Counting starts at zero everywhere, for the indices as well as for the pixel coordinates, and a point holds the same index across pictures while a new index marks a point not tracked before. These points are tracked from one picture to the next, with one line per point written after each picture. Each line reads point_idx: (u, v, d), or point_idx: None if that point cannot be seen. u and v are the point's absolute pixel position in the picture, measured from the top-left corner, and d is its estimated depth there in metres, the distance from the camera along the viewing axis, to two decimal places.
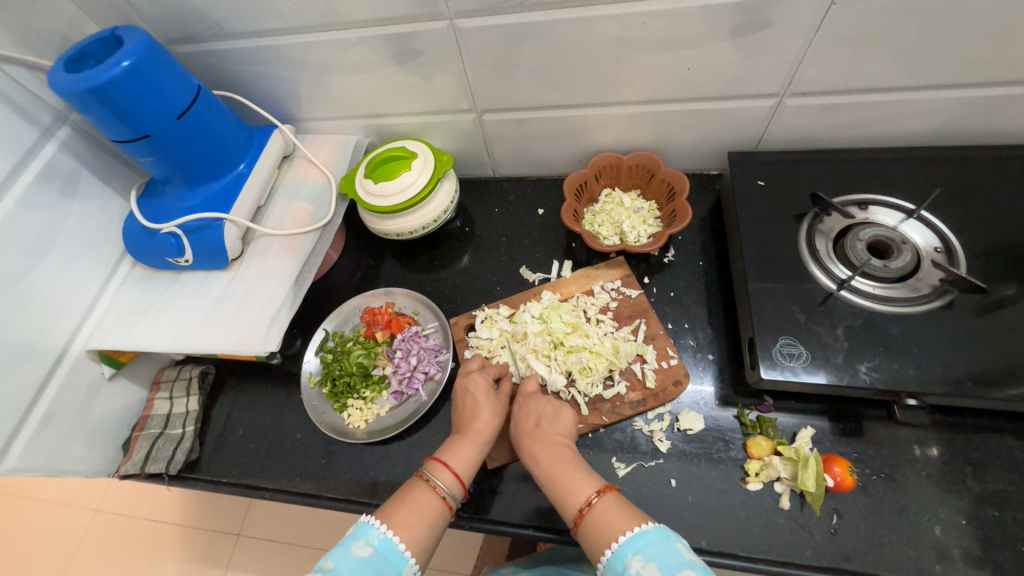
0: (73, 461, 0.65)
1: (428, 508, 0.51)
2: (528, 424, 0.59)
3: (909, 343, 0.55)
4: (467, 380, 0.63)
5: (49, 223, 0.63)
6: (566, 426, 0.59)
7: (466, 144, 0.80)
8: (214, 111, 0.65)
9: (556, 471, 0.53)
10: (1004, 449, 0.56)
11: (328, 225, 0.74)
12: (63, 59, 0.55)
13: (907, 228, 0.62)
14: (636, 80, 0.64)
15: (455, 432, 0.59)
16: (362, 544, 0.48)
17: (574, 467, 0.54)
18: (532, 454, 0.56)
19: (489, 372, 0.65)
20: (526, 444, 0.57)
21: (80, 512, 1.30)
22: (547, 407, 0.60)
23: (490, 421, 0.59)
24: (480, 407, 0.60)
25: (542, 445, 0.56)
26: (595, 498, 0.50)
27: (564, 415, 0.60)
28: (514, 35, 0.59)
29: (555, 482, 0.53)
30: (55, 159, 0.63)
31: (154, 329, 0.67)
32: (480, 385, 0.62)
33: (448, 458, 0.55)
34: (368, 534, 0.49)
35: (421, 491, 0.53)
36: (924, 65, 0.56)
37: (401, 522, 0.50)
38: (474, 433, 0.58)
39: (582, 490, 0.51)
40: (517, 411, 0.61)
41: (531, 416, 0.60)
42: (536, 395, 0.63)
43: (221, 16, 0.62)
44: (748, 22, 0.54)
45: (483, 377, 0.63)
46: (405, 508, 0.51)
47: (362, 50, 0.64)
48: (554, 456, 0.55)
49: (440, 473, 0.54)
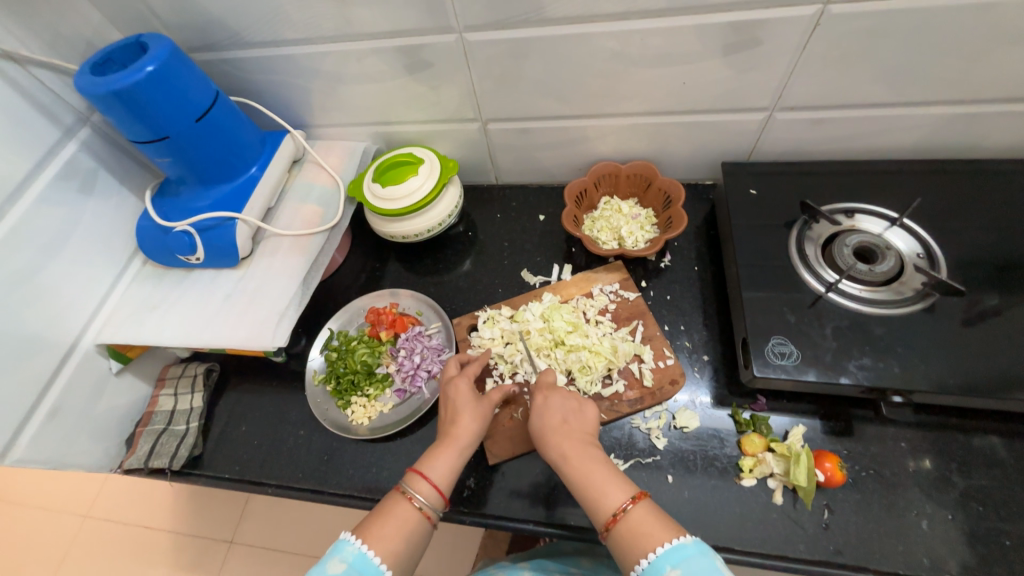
0: (78, 455, 0.66)
1: (404, 521, 0.52)
2: (555, 420, 0.58)
3: (894, 343, 0.57)
4: (450, 387, 0.63)
5: (66, 219, 0.65)
6: (590, 424, 0.58)
7: (470, 152, 0.83)
8: (230, 116, 0.68)
9: (587, 473, 0.52)
10: (987, 447, 0.58)
11: (336, 227, 0.76)
12: (89, 64, 0.58)
13: (891, 235, 0.65)
14: (634, 94, 0.67)
15: (436, 440, 0.59)
16: (336, 560, 0.48)
17: (606, 471, 0.53)
18: (560, 452, 0.55)
19: (470, 374, 0.64)
20: (554, 441, 0.56)
21: (70, 519, 1.28)
22: (570, 402, 0.60)
23: (470, 428, 0.58)
24: (459, 411, 0.60)
25: (571, 442, 0.55)
26: (629, 505, 0.49)
27: (587, 412, 0.60)
28: (520, 50, 0.62)
29: (585, 483, 0.52)
30: (75, 158, 0.65)
31: (162, 325, 0.69)
32: (461, 390, 0.62)
33: (427, 470, 0.55)
34: (343, 551, 0.49)
35: (397, 503, 0.53)
36: (904, 83, 0.60)
37: (377, 536, 0.50)
38: (454, 439, 0.57)
39: (614, 495, 0.50)
40: (540, 406, 0.60)
41: (557, 413, 0.59)
42: (558, 388, 0.62)
43: (241, 26, 0.65)
44: (739, 40, 0.57)
45: (464, 381, 0.63)
46: (380, 522, 0.51)
47: (374, 61, 0.67)
48: (585, 457, 0.54)
49: (418, 486, 0.54)
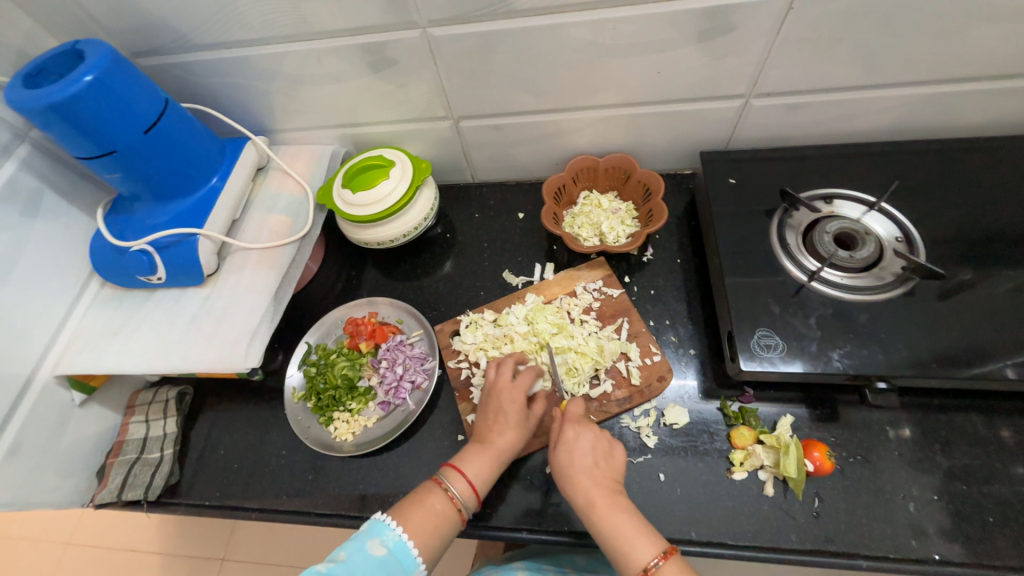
0: (44, 493, 0.62)
1: (441, 516, 0.51)
2: (585, 464, 0.55)
3: (876, 329, 0.58)
4: (500, 392, 0.61)
5: (11, 245, 0.60)
6: (617, 469, 0.56)
7: (444, 151, 0.80)
8: (183, 124, 0.63)
9: (617, 525, 0.51)
10: (968, 425, 0.59)
11: (306, 236, 0.73)
12: (20, 75, 0.53)
13: (870, 219, 0.66)
14: (608, 85, 0.65)
15: (474, 440, 0.58)
16: (377, 542, 0.49)
17: (636, 523, 0.51)
18: (588, 500, 0.53)
19: (521, 384, 0.61)
20: (584, 485, 0.54)
21: (50, 548, 1.24)
22: (603, 443, 0.57)
23: (513, 437, 0.57)
24: (504, 420, 0.58)
25: (603, 493, 0.53)
26: (660, 560, 0.49)
27: (617, 455, 0.57)
28: (487, 43, 0.60)
29: (614, 536, 0.51)
30: (15, 179, 0.61)
31: (127, 350, 0.65)
32: (512, 399, 0.60)
33: (466, 467, 0.55)
34: (384, 534, 0.49)
35: (436, 496, 0.52)
36: (878, 64, 0.59)
37: (415, 527, 0.50)
38: (495, 445, 0.57)
39: (645, 547, 0.50)
40: (569, 443, 0.57)
41: (591, 455, 0.56)
42: (589, 423, 0.59)
43: (188, 28, 0.60)
44: (713, 26, 0.56)
45: (520, 393, 0.60)
46: (420, 513, 0.51)
47: (335, 60, 0.63)
48: (614, 509, 0.52)
49: (456, 481, 0.54)
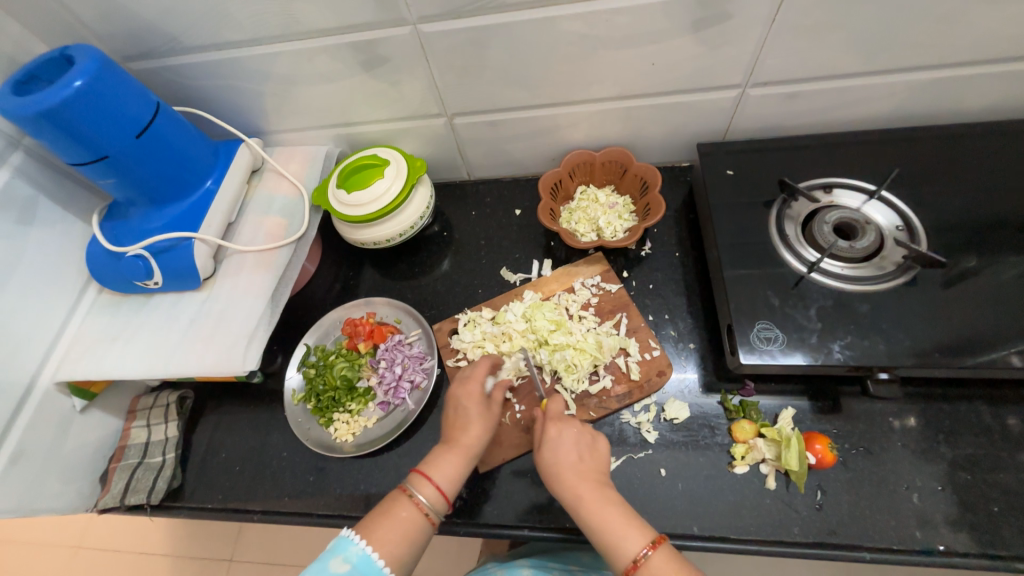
0: (47, 499, 0.63)
1: (410, 524, 0.50)
2: (569, 458, 0.55)
3: (878, 320, 0.57)
4: (461, 390, 0.61)
5: (7, 253, 0.60)
6: (603, 460, 0.56)
7: (438, 149, 0.80)
8: (176, 128, 0.63)
9: (605, 517, 0.51)
10: (972, 415, 0.58)
11: (303, 238, 0.73)
12: (11, 82, 0.53)
13: (870, 208, 0.65)
14: (603, 78, 0.64)
15: (443, 443, 0.58)
16: (340, 560, 0.48)
17: (623, 514, 0.51)
18: (575, 494, 0.53)
19: (484, 381, 0.62)
20: (569, 480, 0.53)
21: (60, 551, 1.25)
22: (581, 436, 0.57)
23: (480, 435, 0.57)
24: (471, 418, 0.58)
25: (588, 486, 0.53)
26: (649, 550, 0.48)
27: (600, 447, 0.57)
28: (479, 39, 0.59)
29: (603, 528, 0.50)
30: (9, 187, 0.61)
31: (125, 356, 0.65)
32: (474, 395, 0.60)
33: (433, 472, 0.54)
34: (347, 550, 0.48)
35: (403, 506, 0.51)
36: (876, 51, 0.58)
37: (382, 538, 0.49)
38: (463, 445, 0.56)
39: (633, 537, 0.49)
40: (554, 441, 0.56)
41: (571, 450, 0.56)
42: (570, 419, 0.59)
43: (178, 31, 0.60)
44: (707, 15, 0.55)
45: (475, 385, 0.61)
46: (387, 524, 0.50)
47: (327, 59, 0.63)
48: (601, 501, 0.52)
49: (423, 488, 0.53)
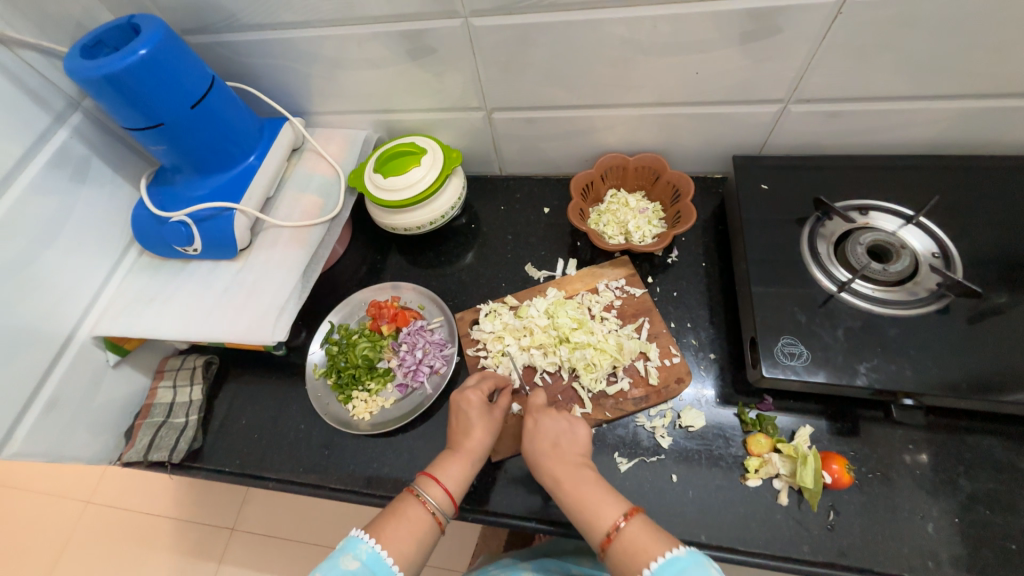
0: (75, 448, 0.65)
1: (418, 524, 0.52)
2: (545, 442, 0.56)
3: (906, 345, 0.56)
4: (461, 397, 0.61)
5: (59, 209, 0.63)
6: (582, 444, 0.57)
7: (474, 142, 0.81)
8: (227, 102, 0.65)
9: (579, 493, 0.51)
10: (994, 450, 0.57)
11: (336, 219, 0.75)
12: (79, 47, 0.56)
13: (906, 233, 0.64)
14: (644, 84, 0.65)
15: (447, 447, 0.59)
16: (349, 557, 0.48)
17: (599, 490, 0.52)
18: (551, 476, 0.54)
19: (484, 387, 0.62)
20: (546, 465, 0.54)
21: (71, 503, 1.29)
22: (562, 422, 0.58)
23: (483, 439, 0.58)
24: (472, 424, 0.58)
25: (563, 466, 0.54)
26: (623, 521, 0.48)
27: (579, 431, 0.58)
28: (527, 36, 0.60)
29: (578, 505, 0.51)
30: (67, 145, 0.63)
31: (160, 318, 0.68)
32: (473, 402, 0.60)
33: (441, 474, 0.55)
34: (356, 548, 0.49)
35: (410, 506, 0.53)
36: (925, 76, 0.58)
37: (391, 537, 0.50)
38: (467, 449, 0.57)
39: (608, 513, 0.50)
40: (531, 430, 0.58)
41: (547, 435, 0.57)
42: (549, 409, 0.60)
43: (237, 8, 0.62)
44: (757, 28, 0.55)
45: (477, 393, 0.61)
46: (394, 523, 0.51)
47: (376, 46, 0.64)
48: (576, 478, 0.53)
49: (431, 489, 0.54)
